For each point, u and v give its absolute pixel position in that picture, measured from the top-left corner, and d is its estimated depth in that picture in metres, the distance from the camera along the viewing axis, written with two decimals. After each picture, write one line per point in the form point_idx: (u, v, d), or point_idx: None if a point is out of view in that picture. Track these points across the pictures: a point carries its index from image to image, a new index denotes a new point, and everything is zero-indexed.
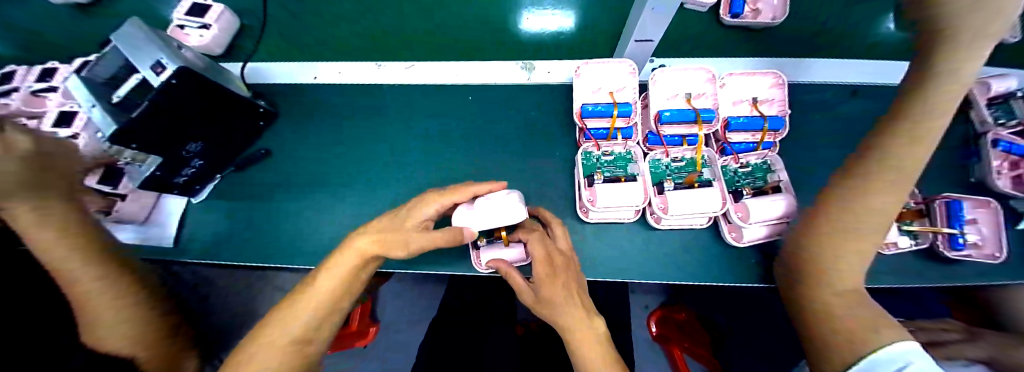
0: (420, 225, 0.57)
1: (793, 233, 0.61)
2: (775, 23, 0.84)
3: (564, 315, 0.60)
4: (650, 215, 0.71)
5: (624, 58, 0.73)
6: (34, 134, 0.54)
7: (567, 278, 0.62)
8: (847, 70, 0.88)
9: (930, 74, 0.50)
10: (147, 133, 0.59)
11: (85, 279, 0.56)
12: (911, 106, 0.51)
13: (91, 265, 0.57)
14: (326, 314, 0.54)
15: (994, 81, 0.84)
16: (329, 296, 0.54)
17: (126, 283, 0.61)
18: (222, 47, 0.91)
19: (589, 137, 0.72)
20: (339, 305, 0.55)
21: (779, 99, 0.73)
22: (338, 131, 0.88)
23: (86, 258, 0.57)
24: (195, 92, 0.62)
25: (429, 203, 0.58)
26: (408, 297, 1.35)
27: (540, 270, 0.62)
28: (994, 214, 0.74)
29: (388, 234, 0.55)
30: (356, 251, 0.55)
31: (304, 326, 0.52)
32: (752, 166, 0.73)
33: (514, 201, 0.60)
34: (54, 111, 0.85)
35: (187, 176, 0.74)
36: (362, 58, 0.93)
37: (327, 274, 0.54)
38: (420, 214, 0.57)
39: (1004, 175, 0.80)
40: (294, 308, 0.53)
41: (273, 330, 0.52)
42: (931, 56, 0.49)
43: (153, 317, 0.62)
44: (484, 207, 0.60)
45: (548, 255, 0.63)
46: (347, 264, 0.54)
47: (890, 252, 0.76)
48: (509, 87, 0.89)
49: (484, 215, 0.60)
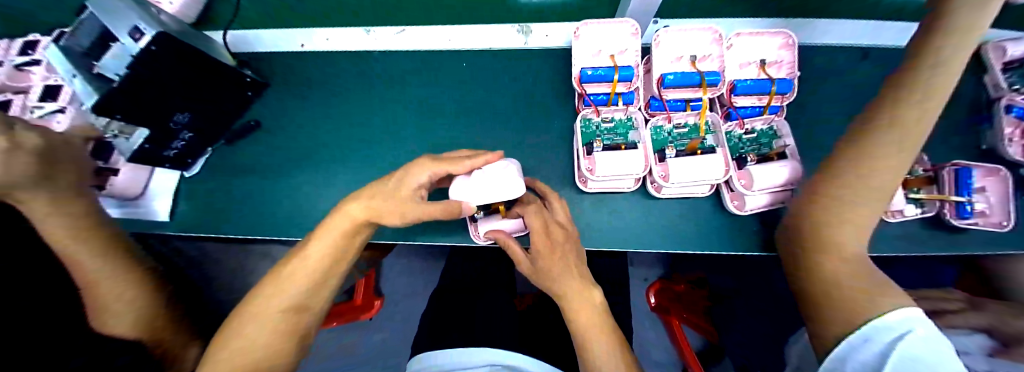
0: (411, 195, 0.55)
1: (796, 202, 0.60)
2: None
3: (563, 286, 0.60)
4: (651, 184, 0.69)
5: (625, 18, 0.69)
6: (41, 131, 0.56)
7: (566, 252, 0.62)
8: (859, 32, 0.83)
9: (934, 49, 0.53)
10: (133, 105, 0.57)
11: (95, 270, 0.61)
12: (922, 76, 0.53)
13: (99, 257, 0.62)
14: (318, 283, 0.54)
15: (1011, 45, 0.81)
16: (317, 268, 0.54)
17: (129, 269, 0.65)
18: (193, 15, 0.86)
19: (589, 103, 0.69)
20: (328, 275, 0.55)
21: (789, 60, 0.70)
22: (331, 104, 0.86)
23: (93, 250, 0.62)
24: (174, 60, 0.58)
25: (422, 172, 0.55)
26: (409, 271, 1.36)
27: (541, 243, 0.61)
28: (1003, 182, 0.72)
29: (379, 201, 0.54)
30: (348, 216, 0.54)
31: (293, 298, 0.53)
32: (758, 132, 0.70)
33: (509, 172, 0.57)
34: (38, 85, 0.82)
35: (177, 150, 0.72)
36: (349, 22, 0.88)
37: (317, 242, 0.54)
38: (412, 182, 0.55)
39: (1016, 142, 0.76)
40: (282, 280, 0.53)
41: (263, 300, 0.53)
42: (936, 34, 0.53)
43: (158, 303, 0.68)
44: (481, 180, 0.57)
45: (546, 227, 0.62)
46: (336, 233, 0.54)
47: (895, 220, 0.75)
48: (505, 53, 0.86)
49: (480, 188, 0.57)
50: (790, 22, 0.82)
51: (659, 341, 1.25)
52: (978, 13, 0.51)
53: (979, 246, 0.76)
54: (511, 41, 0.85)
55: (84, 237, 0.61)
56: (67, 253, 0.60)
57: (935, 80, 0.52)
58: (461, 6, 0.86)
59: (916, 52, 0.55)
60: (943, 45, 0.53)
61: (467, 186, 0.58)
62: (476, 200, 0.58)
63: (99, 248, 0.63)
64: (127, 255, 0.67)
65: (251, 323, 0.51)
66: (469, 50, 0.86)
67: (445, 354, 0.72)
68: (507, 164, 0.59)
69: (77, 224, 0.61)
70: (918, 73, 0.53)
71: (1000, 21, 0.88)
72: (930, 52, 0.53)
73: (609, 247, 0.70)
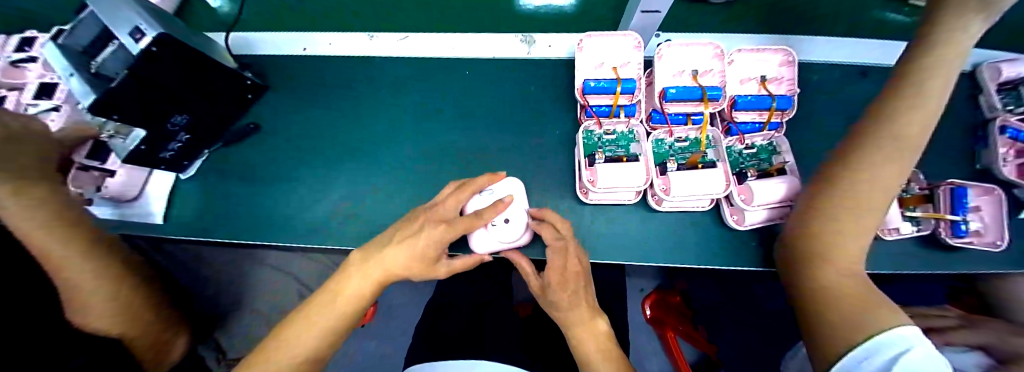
0: (427, 260, 0.53)
1: (793, 216, 0.60)
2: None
3: (572, 312, 0.61)
4: (652, 196, 0.69)
5: (628, 31, 0.69)
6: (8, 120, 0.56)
7: (578, 284, 0.60)
8: (857, 50, 0.84)
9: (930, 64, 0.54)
10: (129, 101, 0.56)
11: (83, 279, 0.60)
12: (928, 90, 0.53)
13: (89, 261, 0.62)
14: (333, 335, 0.52)
15: (1004, 67, 0.82)
16: (342, 317, 0.52)
17: (104, 264, 0.64)
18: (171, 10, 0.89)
19: (591, 114, 0.69)
20: (349, 323, 0.53)
21: (789, 77, 0.70)
22: (334, 106, 0.85)
23: (66, 242, 0.60)
24: (174, 62, 0.58)
25: (441, 237, 0.52)
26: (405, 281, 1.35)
27: (554, 281, 0.59)
28: (997, 201, 0.73)
29: (400, 267, 0.52)
30: (368, 276, 0.53)
31: (315, 348, 0.50)
32: (758, 147, 0.70)
33: (518, 222, 0.63)
34: (34, 82, 0.81)
35: (173, 152, 0.71)
36: (352, 29, 0.89)
37: (342, 297, 0.52)
38: (433, 250, 0.52)
39: (1009, 162, 0.78)
40: (293, 328, 0.50)
41: (273, 346, 0.49)
42: (923, 52, 0.55)
43: (145, 306, 0.68)
44: (496, 230, 0.63)
45: (562, 263, 0.59)
46: (359, 287, 0.52)
47: (892, 237, 0.75)
48: (509, 61, 0.86)
49: (492, 237, 0.63)
50: (789, 39, 0.82)
51: (655, 352, 1.25)
52: (963, 31, 0.53)
53: (974, 264, 0.76)
54: (514, 50, 0.85)
55: (68, 241, 0.60)
56: (41, 252, 0.58)
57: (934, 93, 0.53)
58: (461, 9, 0.88)
59: (903, 69, 0.57)
60: (941, 59, 0.53)
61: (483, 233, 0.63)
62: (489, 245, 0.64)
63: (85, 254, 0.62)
64: (109, 261, 0.65)
65: (282, 339, 0.49)
66: (472, 57, 0.86)
67: (443, 365, 0.69)
68: (518, 211, 0.63)
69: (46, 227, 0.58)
70: (923, 86, 0.53)
71: (990, 43, 0.90)
72: (930, 65, 0.54)
73: (608, 258, 0.69)
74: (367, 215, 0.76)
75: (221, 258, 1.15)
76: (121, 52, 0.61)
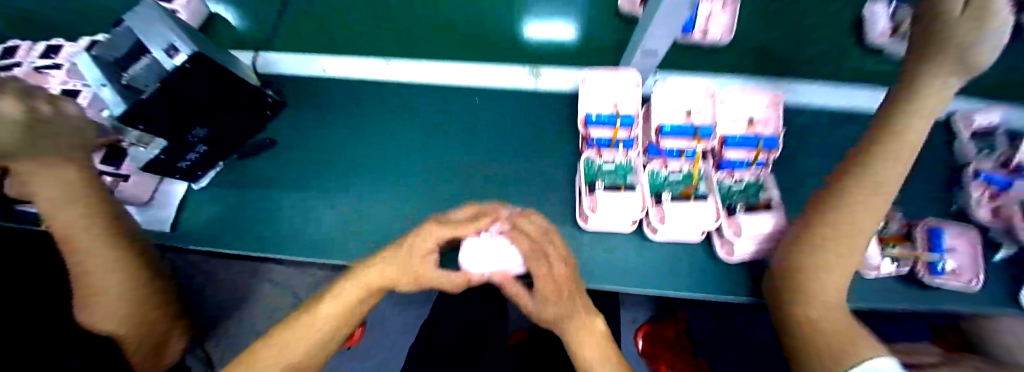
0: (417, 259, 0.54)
1: (780, 251, 0.63)
2: (723, 41, 0.89)
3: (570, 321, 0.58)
4: (647, 226, 0.73)
5: (630, 70, 0.75)
6: None
7: (572, 292, 0.58)
8: (845, 96, 0.89)
9: None
10: (158, 115, 0.59)
11: (104, 277, 0.54)
12: None
13: (114, 251, 0.56)
14: (326, 340, 0.52)
15: (978, 115, 0.90)
16: (332, 321, 0.52)
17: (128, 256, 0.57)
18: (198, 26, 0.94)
19: (591, 145, 0.73)
20: (340, 330, 0.54)
21: (774, 118, 0.75)
22: (348, 125, 0.89)
23: (93, 227, 0.53)
24: (204, 78, 0.62)
25: (433, 234, 0.55)
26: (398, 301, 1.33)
27: (547, 289, 0.58)
28: (971, 243, 0.79)
29: (390, 268, 0.53)
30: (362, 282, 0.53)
31: (306, 353, 0.51)
32: (746, 183, 0.74)
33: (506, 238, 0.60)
34: (56, 88, 0.84)
35: (190, 162, 0.74)
36: (370, 53, 0.93)
37: (333, 300, 0.53)
38: (424, 245, 0.54)
39: (984, 204, 0.83)
40: (287, 335, 0.51)
41: (268, 350, 0.50)
42: None
43: (155, 309, 0.63)
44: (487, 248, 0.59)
45: (553, 273, 0.58)
46: (350, 293, 0.53)
47: (872, 275, 0.79)
48: (517, 91, 0.91)
49: (484, 255, 0.59)
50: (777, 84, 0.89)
51: None
52: None
53: (954, 302, 0.80)
54: (521, 82, 0.91)
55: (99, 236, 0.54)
56: (64, 239, 0.52)
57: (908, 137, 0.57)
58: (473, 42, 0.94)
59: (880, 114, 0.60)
60: None
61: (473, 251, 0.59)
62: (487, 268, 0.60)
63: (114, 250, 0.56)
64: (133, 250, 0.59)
65: (282, 338, 0.50)
66: (482, 86, 0.92)
67: None
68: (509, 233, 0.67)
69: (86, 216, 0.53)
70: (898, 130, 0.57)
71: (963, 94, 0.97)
72: None
73: (604, 283, 0.72)
74: (372, 232, 0.78)
75: (219, 268, 1.15)
76: (154, 65, 0.64)
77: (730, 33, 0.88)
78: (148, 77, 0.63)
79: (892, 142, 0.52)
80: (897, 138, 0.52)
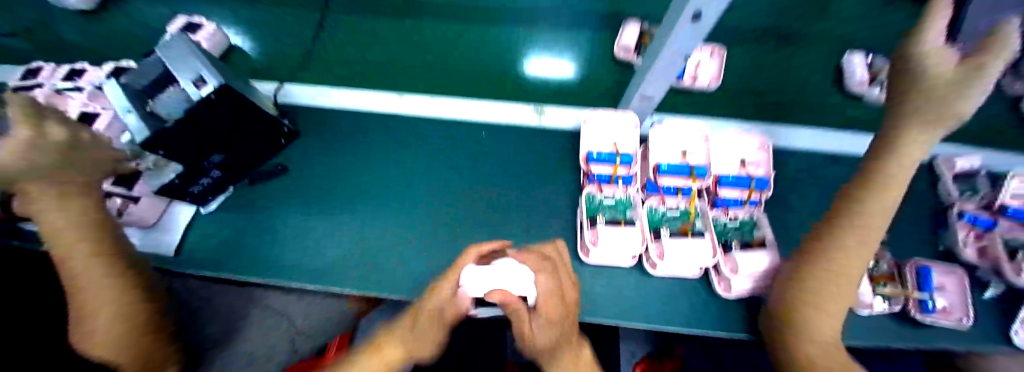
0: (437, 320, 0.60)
1: (775, 289, 0.66)
2: (710, 88, 0.96)
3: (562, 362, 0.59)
4: (646, 261, 0.75)
5: (627, 112, 0.80)
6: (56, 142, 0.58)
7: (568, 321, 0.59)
8: (829, 140, 0.95)
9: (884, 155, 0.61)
10: (179, 143, 0.62)
11: (98, 291, 0.55)
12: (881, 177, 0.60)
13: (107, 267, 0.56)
14: None
15: (958, 159, 0.96)
16: None
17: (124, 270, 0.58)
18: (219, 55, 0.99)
19: (592, 181, 0.77)
20: None
21: (765, 161, 0.80)
22: (358, 153, 0.93)
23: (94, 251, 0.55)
24: (228, 109, 0.65)
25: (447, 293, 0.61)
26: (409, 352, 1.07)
27: (551, 311, 0.57)
28: (959, 280, 0.81)
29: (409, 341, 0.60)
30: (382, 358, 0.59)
31: None
32: (740, 221, 0.76)
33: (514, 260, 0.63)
34: (76, 110, 0.86)
35: (201, 187, 0.76)
36: (383, 88, 0.99)
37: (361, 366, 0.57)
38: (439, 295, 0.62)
39: (970, 244, 0.87)
40: None
41: None
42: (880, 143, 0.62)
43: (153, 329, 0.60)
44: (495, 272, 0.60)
45: (553, 287, 0.59)
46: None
47: (865, 313, 0.81)
48: (521, 127, 0.96)
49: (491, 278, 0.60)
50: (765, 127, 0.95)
51: None
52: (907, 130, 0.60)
53: (946, 342, 0.81)
54: (527, 118, 0.95)
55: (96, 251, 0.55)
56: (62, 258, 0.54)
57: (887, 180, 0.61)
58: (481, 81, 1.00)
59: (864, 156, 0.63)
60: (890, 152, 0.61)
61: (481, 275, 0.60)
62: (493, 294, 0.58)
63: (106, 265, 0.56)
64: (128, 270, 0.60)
65: None
66: (489, 121, 0.96)
67: None
68: None
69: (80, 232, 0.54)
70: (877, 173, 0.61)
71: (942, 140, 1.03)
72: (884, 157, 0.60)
73: (604, 318, 0.73)
74: (376, 260, 0.80)
75: None
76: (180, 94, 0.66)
77: (718, 80, 0.96)
78: (172, 106, 0.65)
79: (886, 179, 0.57)
80: (892, 176, 0.56)
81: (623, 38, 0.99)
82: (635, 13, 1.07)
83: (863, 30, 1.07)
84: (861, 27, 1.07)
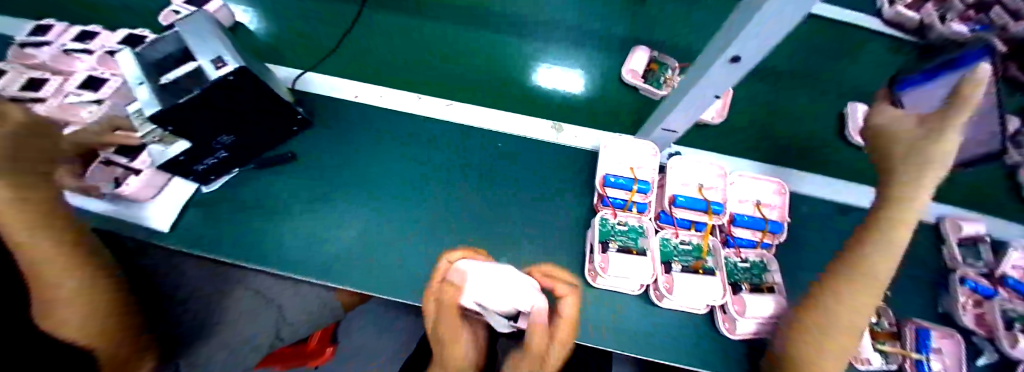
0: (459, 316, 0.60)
1: (780, 334, 0.65)
2: (714, 121, 0.96)
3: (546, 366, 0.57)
4: (653, 291, 0.74)
5: (647, 141, 0.80)
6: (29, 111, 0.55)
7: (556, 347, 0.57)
8: (838, 189, 0.95)
9: (903, 213, 0.58)
10: (190, 120, 0.59)
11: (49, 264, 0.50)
12: (890, 233, 0.59)
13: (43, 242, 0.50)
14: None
15: (964, 224, 0.95)
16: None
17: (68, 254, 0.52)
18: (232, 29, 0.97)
19: (608, 204, 0.76)
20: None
21: (779, 205, 0.80)
22: (369, 146, 0.91)
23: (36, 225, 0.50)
24: (245, 89, 0.62)
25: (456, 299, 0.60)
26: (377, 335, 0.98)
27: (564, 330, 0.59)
28: (957, 347, 0.80)
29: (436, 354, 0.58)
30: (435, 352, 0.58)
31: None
32: (751, 262, 0.76)
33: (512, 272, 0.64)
34: (82, 74, 0.83)
35: (206, 166, 0.74)
36: (404, 87, 0.98)
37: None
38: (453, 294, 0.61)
39: (968, 309, 0.87)
40: None
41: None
42: (891, 208, 0.60)
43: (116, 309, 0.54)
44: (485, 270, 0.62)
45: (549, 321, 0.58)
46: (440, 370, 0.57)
47: (863, 367, 0.79)
48: (538, 140, 0.94)
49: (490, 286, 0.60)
50: (779, 169, 0.95)
51: None
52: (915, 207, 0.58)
53: None
54: (545, 133, 0.95)
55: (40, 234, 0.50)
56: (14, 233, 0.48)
57: (892, 238, 0.59)
58: (503, 91, 0.99)
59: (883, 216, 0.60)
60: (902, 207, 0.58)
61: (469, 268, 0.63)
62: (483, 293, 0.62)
63: (55, 244, 0.52)
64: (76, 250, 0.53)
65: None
66: (507, 131, 0.95)
67: None
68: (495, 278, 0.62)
69: (35, 216, 0.50)
70: (888, 228, 0.59)
71: (950, 200, 1.03)
72: (897, 212, 0.59)
73: (603, 344, 0.71)
74: (379, 261, 0.79)
75: None
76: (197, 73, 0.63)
77: (721, 118, 0.96)
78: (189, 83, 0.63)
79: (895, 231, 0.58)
80: (898, 228, 0.58)
81: (631, 63, 1.01)
82: (655, 43, 1.09)
83: (875, 87, 1.09)
84: (873, 82, 1.09)
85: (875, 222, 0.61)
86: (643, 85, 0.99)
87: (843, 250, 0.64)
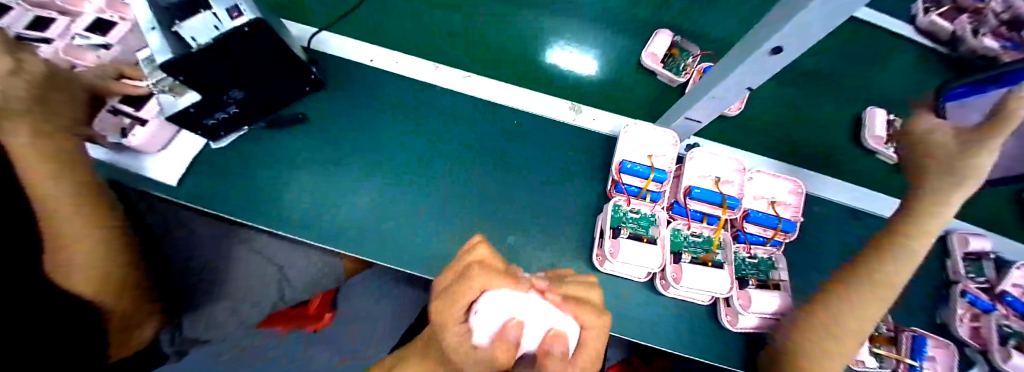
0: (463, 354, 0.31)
1: (783, 331, 0.66)
2: (730, 113, 0.94)
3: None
4: (659, 280, 0.73)
5: (669, 130, 0.78)
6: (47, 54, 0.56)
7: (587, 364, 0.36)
8: (850, 193, 0.93)
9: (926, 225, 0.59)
10: (203, 70, 0.57)
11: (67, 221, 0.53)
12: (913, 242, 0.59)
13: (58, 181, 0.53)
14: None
15: (972, 239, 0.93)
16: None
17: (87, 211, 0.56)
18: None
19: (622, 190, 0.75)
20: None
21: (794, 204, 0.79)
22: (382, 114, 0.89)
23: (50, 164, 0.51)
24: (258, 42, 0.59)
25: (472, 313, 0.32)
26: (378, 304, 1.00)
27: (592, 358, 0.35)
28: (950, 356, 0.81)
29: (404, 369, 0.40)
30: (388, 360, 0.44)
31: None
32: (759, 259, 0.77)
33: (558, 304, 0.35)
34: (90, 16, 0.80)
35: (216, 120, 0.72)
36: (421, 55, 0.95)
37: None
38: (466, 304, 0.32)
39: (965, 322, 0.88)
40: None
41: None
42: (915, 219, 0.60)
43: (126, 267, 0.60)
44: (531, 302, 0.32)
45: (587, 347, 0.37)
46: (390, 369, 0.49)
47: (857, 369, 0.80)
48: (555, 121, 0.93)
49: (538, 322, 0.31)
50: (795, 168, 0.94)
51: None
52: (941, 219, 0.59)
53: None
54: (562, 114, 0.93)
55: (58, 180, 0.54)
56: None
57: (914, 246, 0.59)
58: (523, 67, 0.96)
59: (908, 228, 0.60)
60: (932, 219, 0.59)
61: (502, 300, 0.31)
62: (530, 339, 0.31)
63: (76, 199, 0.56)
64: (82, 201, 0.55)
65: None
66: (523, 109, 0.93)
67: None
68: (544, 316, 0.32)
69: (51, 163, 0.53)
70: (910, 235, 0.59)
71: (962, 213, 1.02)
72: (924, 223, 0.59)
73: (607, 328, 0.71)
74: (388, 230, 0.78)
75: None
76: None
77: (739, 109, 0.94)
78: None
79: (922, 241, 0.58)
80: (923, 238, 0.59)
81: (651, 47, 0.99)
82: (682, 29, 1.05)
83: (901, 92, 1.06)
84: (901, 88, 1.06)
85: (898, 231, 0.61)
86: (662, 70, 0.96)
87: (861, 254, 0.64)
